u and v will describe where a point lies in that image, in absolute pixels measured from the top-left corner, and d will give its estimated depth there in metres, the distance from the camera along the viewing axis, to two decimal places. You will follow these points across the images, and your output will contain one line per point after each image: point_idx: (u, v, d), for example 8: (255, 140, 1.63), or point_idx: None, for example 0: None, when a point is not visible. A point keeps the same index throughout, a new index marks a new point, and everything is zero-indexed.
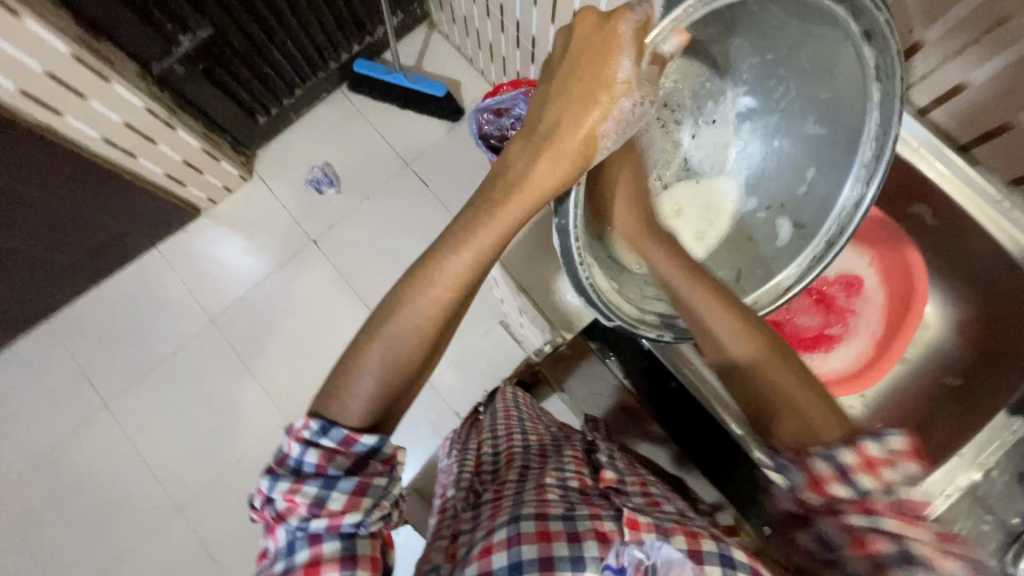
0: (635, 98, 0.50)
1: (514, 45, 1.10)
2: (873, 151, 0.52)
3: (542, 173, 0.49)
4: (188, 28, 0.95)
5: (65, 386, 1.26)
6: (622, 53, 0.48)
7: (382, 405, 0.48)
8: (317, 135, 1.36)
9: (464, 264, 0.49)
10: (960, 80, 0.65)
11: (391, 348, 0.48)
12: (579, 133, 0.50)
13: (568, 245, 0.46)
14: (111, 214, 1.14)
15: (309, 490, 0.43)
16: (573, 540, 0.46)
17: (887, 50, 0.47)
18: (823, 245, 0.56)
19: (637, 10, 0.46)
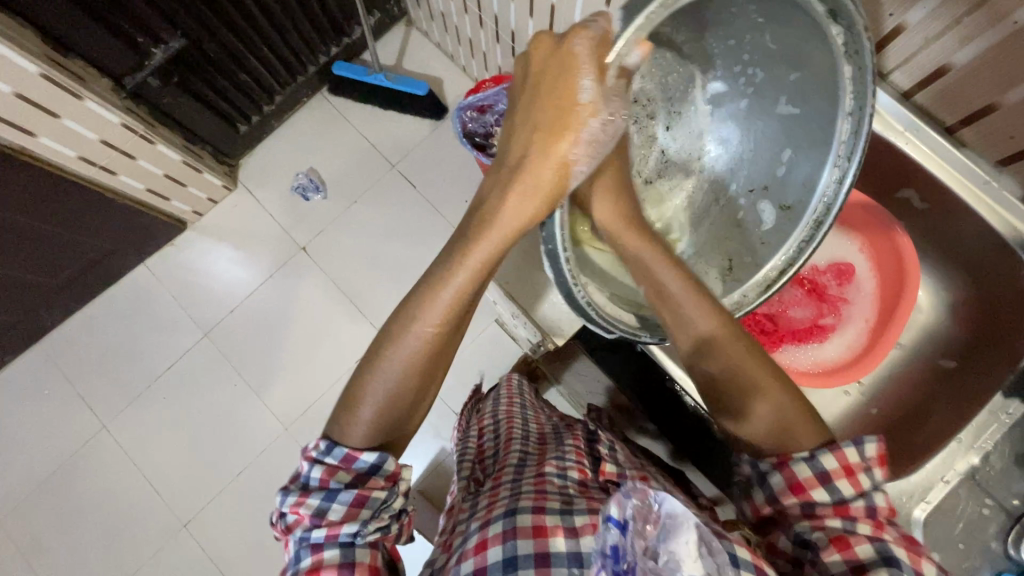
0: (603, 116, 0.54)
1: (494, 40, 1.08)
2: (852, 125, 0.52)
3: (516, 205, 0.53)
4: (160, 40, 0.93)
5: (61, 408, 1.25)
6: (583, 73, 0.53)
7: (382, 433, 0.50)
8: (300, 141, 1.34)
9: (450, 297, 0.50)
10: (944, 63, 0.64)
11: (385, 381, 0.50)
12: (551, 157, 0.54)
13: (559, 270, 0.48)
14: (95, 234, 1.12)
15: (311, 502, 0.45)
16: (570, 536, 0.45)
17: (855, 27, 0.48)
18: (811, 227, 0.57)
19: (594, 27, 0.52)
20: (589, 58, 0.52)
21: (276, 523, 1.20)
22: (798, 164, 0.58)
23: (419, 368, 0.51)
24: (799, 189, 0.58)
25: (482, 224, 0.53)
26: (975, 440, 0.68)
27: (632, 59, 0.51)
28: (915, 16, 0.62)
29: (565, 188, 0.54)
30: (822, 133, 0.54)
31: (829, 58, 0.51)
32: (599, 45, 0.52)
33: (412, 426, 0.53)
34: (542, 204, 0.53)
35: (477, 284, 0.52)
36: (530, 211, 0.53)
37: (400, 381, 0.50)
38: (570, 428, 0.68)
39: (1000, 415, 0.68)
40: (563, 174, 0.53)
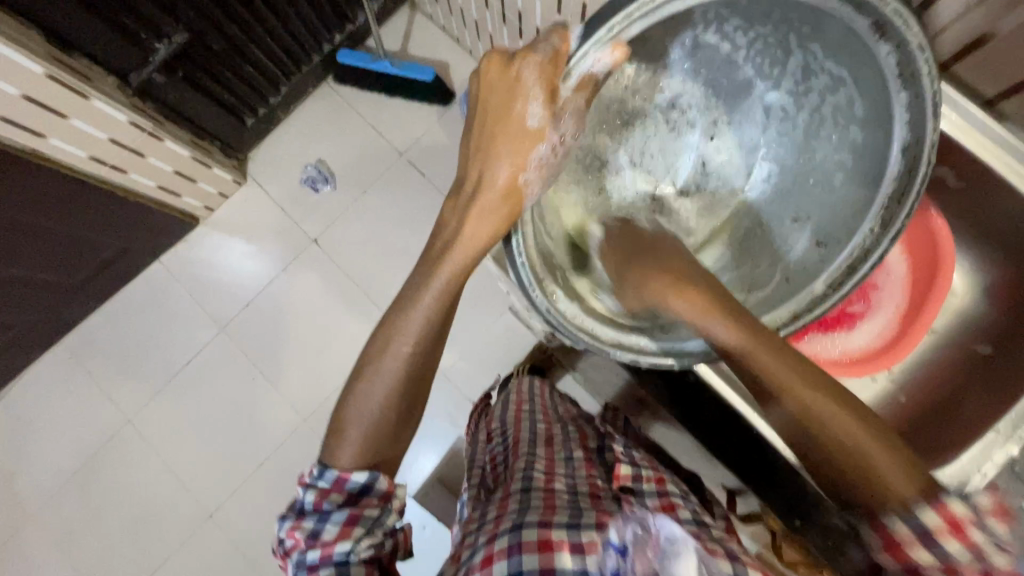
0: (553, 138, 0.52)
1: (500, 20, 1.05)
2: (909, 139, 0.49)
3: (473, 228, 0.52)
4: (163, 35, 0.92)
5: (86, 404, 1.28)
6: (531, 98, 0.50)
7: (372, 457, 0.49)
8: (307, 132, 1.33)
9: (423, 318, 0.50)
10: (987, 30, 0.60)
11: (368, 405, 0.49)
12: (499, 183, 0.51)
13: (523, 280, 0.48)
14: (109, 232, 1.13)
15: (306, 525, 0.46)
16: (576, 551, 0.43)
17: (906, 47, 0.45)
18: (844, 269, 0.53)
19: (541, 48, 0.49)
20: (536, 79, 0.49)
21: None
22: (853, 192, 0.54)
23: (398, 392, 0.49)
24: (847, 223, 0.54)
25: (442, 251, 0.52)
26: (1013, 430, 0.65)
27: (599, 66, 0.48)
28: None
29: (519, 214, 0.51)
30: (873, 165, 0.52)
31: (880, 78, 0.48)
32: (549, 64, 0.49)
33: (396, 447, 0.51)
34: (499, 228, 0.51)
35: (448, 301, 0.51)
36: (486, 235, 0.51)
37: (383, 408, 0.49)
38: (580, 436, 0.68)
39: None
40: (515, 199, 0.51)
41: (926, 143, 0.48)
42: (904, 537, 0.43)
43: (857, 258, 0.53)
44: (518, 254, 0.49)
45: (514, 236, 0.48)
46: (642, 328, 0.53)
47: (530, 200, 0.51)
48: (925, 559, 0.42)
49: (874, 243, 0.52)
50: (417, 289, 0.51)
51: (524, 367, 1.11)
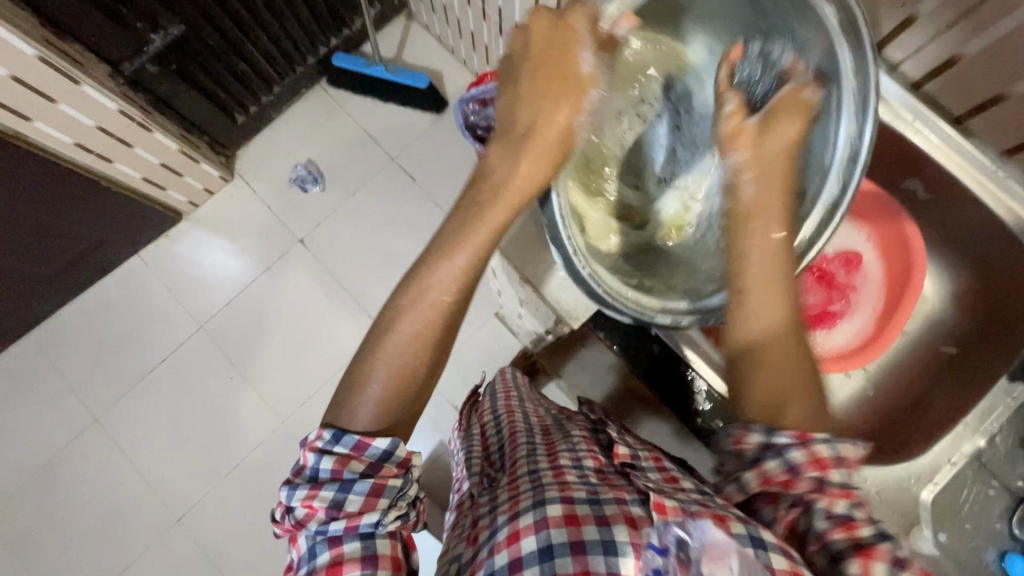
0: (601, 89, 0.54)
1: (496, 32, 1.09)
2: (856, 81, 0.50)
3: (525, 173, 0.50)
4: (159, 26, 0.92)
5: (53, 400, 1.23)
6: (582, 46, 0.52)
7: (391, 414, 0.48)
8: (298, 132, 1.33)
9: (466, 263, 0.49)
10: (954, 53, 0.63)
11: (393, 363, 0.47)
12: (554, 124, 0.52)
13: (563, 242, 0.48)
14: (89, 222, 1.11)
15: (326, 494, 0.43)
16: (603, 523, 0.42)
17: (845, 2, 0.48)
18: (828, 206, 0.51)
19: (588, 4, 0.52)
20: (587, 32, 0.52)
21: None
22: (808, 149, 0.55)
23: (418, 350, 0.48)
24: (818, 173, 0.53)
25: (491, 198, 0.51)
26: (980, 423, 0.67)
27: (620, 27, 0.53)
28: (928, 4, 0.61)
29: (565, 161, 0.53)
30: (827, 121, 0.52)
31: (823, 42, 0.51)
32: (597, 20, 0.52)
33: (416, 404, 0.50)
34: (549, 171, 0.51)
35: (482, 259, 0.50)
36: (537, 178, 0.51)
37: (407, 358, 0.48)
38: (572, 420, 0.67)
39: (1003, 399, 0.66)
40: (567, 142, 0.52)
41: (868, 97, 0.50)
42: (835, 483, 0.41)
43: (838, 193, 0.51)
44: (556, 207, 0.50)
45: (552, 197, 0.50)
46: (653, 290, 0.54)
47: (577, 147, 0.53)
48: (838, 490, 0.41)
49: (848, 177, 0.51)
50: (453, 250, 0.50)
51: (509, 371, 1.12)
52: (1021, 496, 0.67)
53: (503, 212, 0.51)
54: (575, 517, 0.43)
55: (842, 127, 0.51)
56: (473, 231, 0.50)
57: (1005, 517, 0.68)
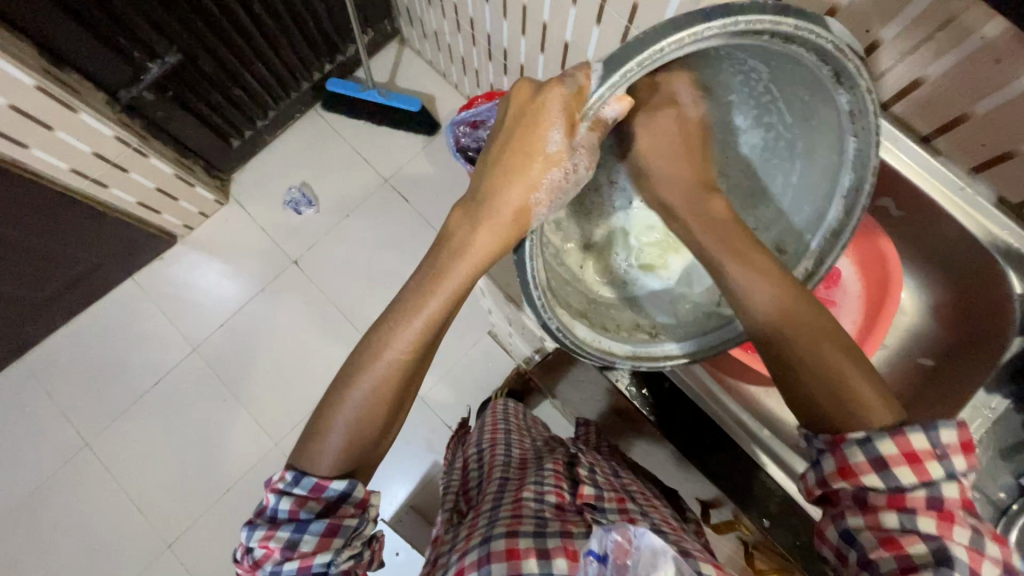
0: (567, 166, 0.51)
1: (486, 56, 1.12)
2: (854, 173, 0.48)
3: (483, 241, 0.51)
4: (156, 55, 0.94)
5: (42, 426, 1.22)
6: (551, 125, 0.49)
7: (354, 463, 0.48)
8: (293, 155, 1.35)
9: (419, 326, 0.49)
10: (918, 75, 0.62)
11: (354, 414, 0.48)
12: (512, 204, 0.51)
13: (528, 293, 0.47)
14: (81, 245, 1.11)
15: (282, 534, 0.45)
16: (543, 557, 0.43)
17: (858, 90, 0.43)
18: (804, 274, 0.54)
19: (569, 81, 0.46)
20: (559, 111, 0.48)
21: None
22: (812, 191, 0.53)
23: (382, 402, 0.48)
24: (812, 206, 0.53)
25: (447, 258, 0.51)
26: None
27: (609, 111, 0.48)
28: (890, 30, 0.60)
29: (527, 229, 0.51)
30: (823, 182, 0.51)
31: (836, 117, 0.47)
32: (571, 99, 0.47)
33: (377, 454, 0.50)
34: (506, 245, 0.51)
35: (448, 309, 0.50)
36: (498, 244, 0.51)
37: (368, 409, 0.48)
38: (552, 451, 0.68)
39: (983, 409, 0.65)
40: (523, 217, 0.51)
41: (869, 167, 0.47)
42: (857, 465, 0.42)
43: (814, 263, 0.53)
44: (529, 272, 0.48)
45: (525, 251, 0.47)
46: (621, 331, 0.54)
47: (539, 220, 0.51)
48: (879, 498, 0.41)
49: (826, 250, 0.52)
50: (417, 297, 0.50)
51: (501, 391, 1.12)
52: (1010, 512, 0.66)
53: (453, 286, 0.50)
54: (915, 455, 0.40)
55: (834, 205, 0.51)
56: (436, 282, 0.50)
57: None
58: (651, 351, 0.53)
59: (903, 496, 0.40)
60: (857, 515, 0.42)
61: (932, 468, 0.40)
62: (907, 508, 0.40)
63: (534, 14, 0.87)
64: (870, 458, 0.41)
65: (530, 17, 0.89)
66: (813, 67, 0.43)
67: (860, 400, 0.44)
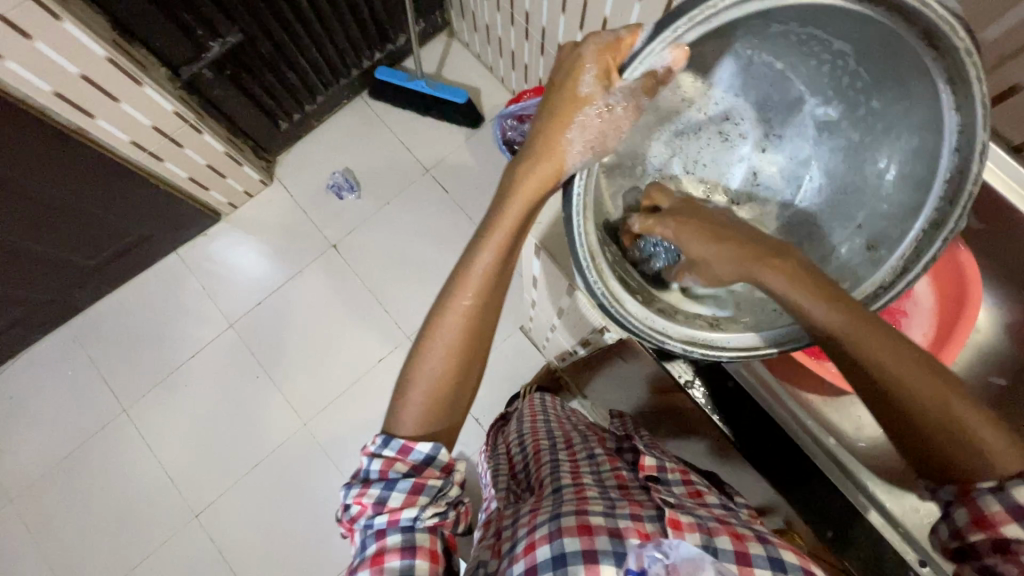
0: (603, 108, 0.48)
1: (538, 51, 1.12)
2: (954, 164, 0.43)
3: (523, 185, 0.50)
4: (218, 34, 0.96)
5: (83, 390, 1.26)
6: (585, 70, 0.47)
7: (433, 420, 0.49)
8: (337, 141, 1.37)
9: (482, 272, 0.49)
10: (1016, 81, 0.62)
11: (431, 368, 0.48)
12: (551, 149, 0.49)
13: (574, 241, 0.46)
14: (133, 217, 1.14)
15: (373, 491, 0.45)
16: (616, 534, 0.42)
17: (958, 55, 0.39)
18: (892, 272, 0.47)
19: (605, 32, 0.47)
20: (593, 61, 0.47)
21: (287, 520, 1.19)
22: (891, 206, 0.48)
23: (455, 355, 0.49)
24: (896, 227, 0.47)
25: (500, 206, 0.50)
26: None
27: (660, 61, 0.44)
28: (994, 31, 0.61)
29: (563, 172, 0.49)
30: (914, 177, 0.46)
31: (930, 98, 0.43)
32: (609, 48, 0.46)
33: (455, 412, 0.51)
34: (545, 184, 0.49)
35: (505, 251, 0.49)
36: (536, 191, 0.50)
37: (443, 362, 0.48)
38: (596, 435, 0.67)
39: None
40: (557, 163, 0.49)
41: (969, 177, 0.43)
42: (995, 515, 0.38)
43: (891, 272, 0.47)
44: (576, 231, 0.46)
45: (573, 212, 0.46)
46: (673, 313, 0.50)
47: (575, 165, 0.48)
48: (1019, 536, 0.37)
49: (924, 246, 0.45)
50: (478, 244, 0.50)
51: (531, 386, 1.12)
52: None
53: (506, 230, 0.49)
54: (985, 483, 0.39)
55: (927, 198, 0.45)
56: (489, 229, 0.50)
57: None
58: (710, 339, 0.49)
59: (991, 522, 0.39)
60: (968, 563, 0.40)
61: (1016, 491, 0.38)
62: (998, 529, 0.38)
63: (595, 9, 0.86)
64: (975, 514, 0.39)
65: (590, 12, 0.88)
66: (903, 34, 0.41)
67: (979, 432, 0.40)
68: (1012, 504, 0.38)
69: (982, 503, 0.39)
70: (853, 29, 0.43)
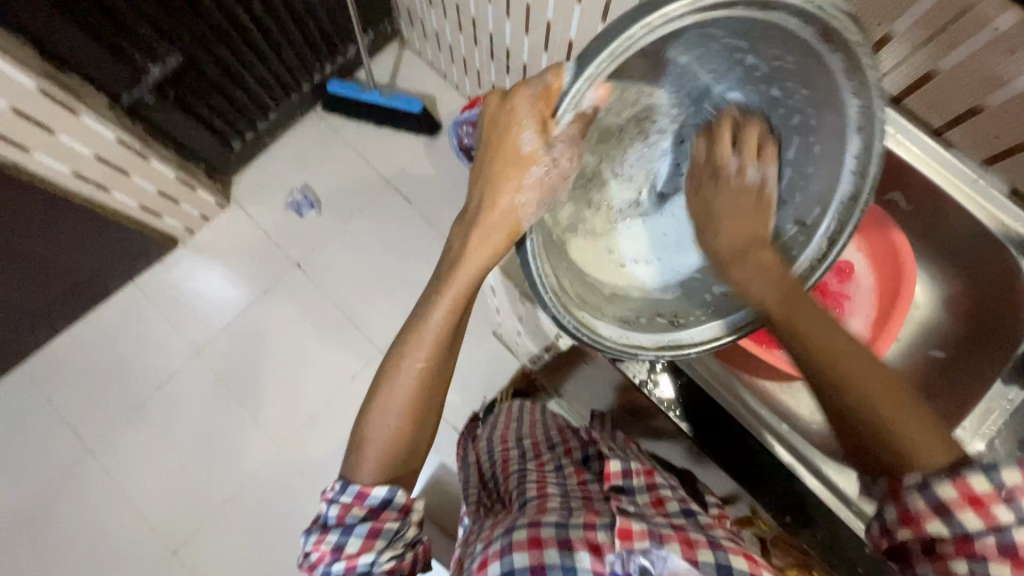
0: (547, 163, 0.49)
1: (488, 57, 1.12)
2: (862, 145, 0.49)
3: (476, 250, 0.51)
4: (157, 56, 0.92)
5: (45, 432, 1.21)
6: (522, 126, 0.48)
7: (391, 472, 0.50)
8: (294, 158, 1.35)
9: (434, 332, 0.51)
10: (929, 69, 0.64)
11: (386, 430, 0.50)
12: (497, 207, 0.50)
13: (535, 279, 0.47)
14: (83, 250, 1.11)
15: (331, 538, 0.48)
16: (565, 546, 0.43)
17: (850, 46, 0.44)
18: (825, 241, 0.54)
19: (533, 82, 0.47)
20: (527, 113, 0.47)
21: (268, 547, 1.17)
22: (811, 183, 0.54)
23: (408, 415, 0.50)
24: (816, 204, 0.54)
25: (448, 271, 0.52)
26: (979, 426, 0.65)
27: (588, 101, 0.45)
28: (900, 24, 0.62)
29: (519, 232, 0.50)
30: (825, 152, 0.52)
31: (835, 87, 0.48)
32: (540, 98, 0.46)
33: (411, 461, 0.52)
34: (497, 252, 0.51)
35: (457, 309, 0.52)
36: (495, 249, 0.51)
37: (397, 422, 0.50)
38: (565, 441, 0.67)
39: (999, 400, 0.66)
40: (511, 224, 0.50)
41: (875, 152, 0.49)
42: (920, 511, 0.42)
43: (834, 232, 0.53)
44: (535, 273, 0.47)
45: (529, 261, 0.47)
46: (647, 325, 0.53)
47: (530, 220, 0.50)
48: (940, 533, 0.42)
49: (847, 216, 0.52)
50: (427, 305, 0.52)
51: (507, 391, 1.12)
52: None
53: (457, 290, 0.51)
54: (978, 498, 0.40)
55: (841, 180, 0.52)
56: (442, 291, 0.51)
57: None
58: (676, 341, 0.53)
59: (971, 542, 0.41)
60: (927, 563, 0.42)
61: (1000, 513, 0.40)
62: (975, 554, 0.40)
63: (538, 13, 0.87)
64: (932, 503, 0.42)
65: (534, 15, 0.89)
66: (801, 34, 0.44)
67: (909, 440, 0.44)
68: (933, 501, 0.42)
69: (909, 501, 0.43)
70: (748, 35, 0.46)
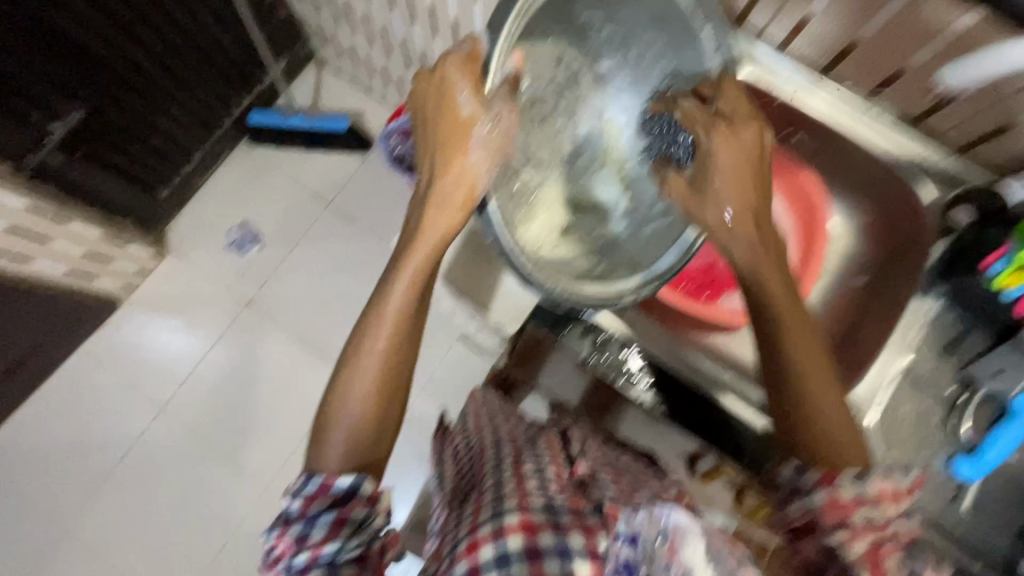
0: (490, 121, 0.52)
1: (405, 64, 1.11)
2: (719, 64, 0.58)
3: (433, 224, 0.52)
4: (57, 114, 0.89)
5: (9, 523, 1.15)
6: (459, 89, 0.51)
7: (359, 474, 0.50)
8: (227, 195, 1.31)
9: (394, 308, 0.51)
10: (807, 12, 0.68)
11: (352, 435, 0.49)
12: (450, 175, 0.52)
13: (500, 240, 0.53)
14: (17, 327, 1.05)
15: (293, 530, 0.45)
16: (558, 529, 0.43)
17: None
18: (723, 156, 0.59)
19: (459, 51, 0.52)
20: (461, 78, 0.51)
21: None
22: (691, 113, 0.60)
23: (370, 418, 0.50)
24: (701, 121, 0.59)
25: (408, 243, 0.52)
26: (904, 339, 0.71)
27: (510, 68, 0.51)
28: None
29: (475, 198, 0.52)
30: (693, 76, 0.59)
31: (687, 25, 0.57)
32: (467, 61, 0.51)
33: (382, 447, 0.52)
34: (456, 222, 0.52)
35: (418, 285, 0.52)
36: (448, 225, 0.52)
37: (358, 414, 0.50)
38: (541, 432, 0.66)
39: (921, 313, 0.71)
40: (467, 193, 0.52)
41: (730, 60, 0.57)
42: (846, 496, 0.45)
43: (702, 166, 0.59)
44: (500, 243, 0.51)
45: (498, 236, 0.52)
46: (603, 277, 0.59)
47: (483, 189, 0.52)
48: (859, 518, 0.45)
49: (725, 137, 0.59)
50: (387, 284, 0.52)
51: None
52: (952, 401, 0.73)
53: (418, 264, 0.51)
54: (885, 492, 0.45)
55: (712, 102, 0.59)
56: (398, 264, 0.52)
57: (942, 425, 0.73)
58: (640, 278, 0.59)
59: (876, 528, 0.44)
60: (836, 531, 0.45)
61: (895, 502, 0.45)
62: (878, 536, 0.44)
63: (442, 13, 0.87)
64: (858, 495, 0.45)
65: (438, 15, 0.88)
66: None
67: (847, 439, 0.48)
68: (860, 493, 0.45)
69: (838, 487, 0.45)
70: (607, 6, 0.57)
